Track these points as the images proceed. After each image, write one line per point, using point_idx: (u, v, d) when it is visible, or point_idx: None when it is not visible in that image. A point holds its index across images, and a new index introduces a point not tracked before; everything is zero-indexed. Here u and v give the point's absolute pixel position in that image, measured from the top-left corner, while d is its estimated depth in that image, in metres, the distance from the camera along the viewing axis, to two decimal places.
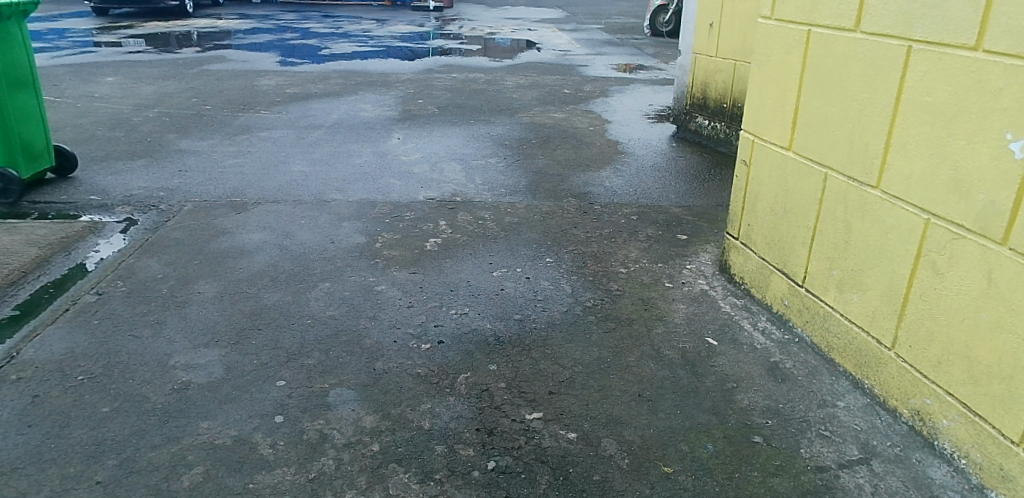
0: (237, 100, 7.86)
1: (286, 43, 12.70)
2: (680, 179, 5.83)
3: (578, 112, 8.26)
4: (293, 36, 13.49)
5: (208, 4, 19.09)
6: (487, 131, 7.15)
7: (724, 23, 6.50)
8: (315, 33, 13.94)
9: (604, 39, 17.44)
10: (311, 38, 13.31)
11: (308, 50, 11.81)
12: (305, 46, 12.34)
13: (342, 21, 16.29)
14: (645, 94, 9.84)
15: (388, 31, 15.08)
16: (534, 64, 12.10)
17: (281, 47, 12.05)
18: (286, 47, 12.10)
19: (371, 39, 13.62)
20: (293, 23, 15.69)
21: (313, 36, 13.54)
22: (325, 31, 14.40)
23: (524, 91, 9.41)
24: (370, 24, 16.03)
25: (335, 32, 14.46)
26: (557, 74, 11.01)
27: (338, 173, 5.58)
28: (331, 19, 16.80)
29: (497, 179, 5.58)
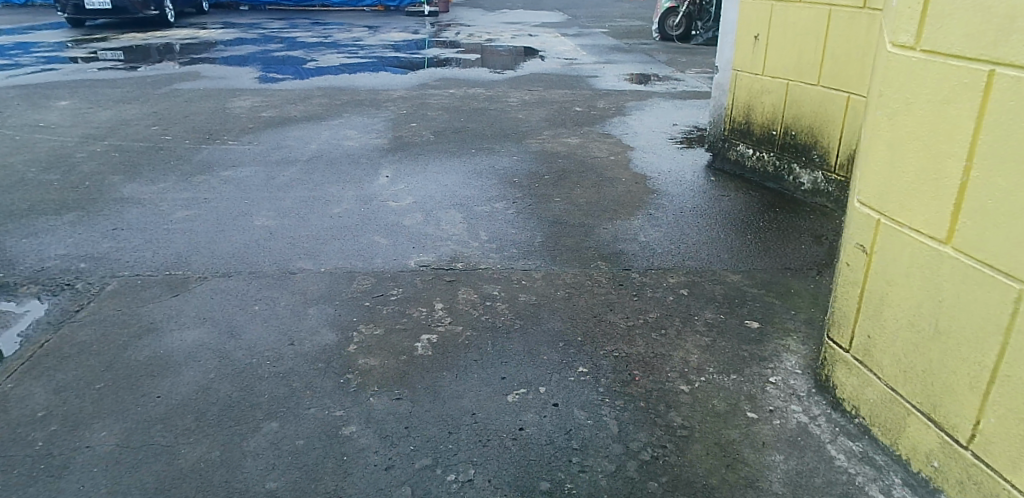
0: (203, 129, 6.85)
1: (270, 56, 11.69)
2: (728, 226, 4.79)
3: (594, 135, 7.21)
4: (278, 47, 12.47)
5: (191, 11, 18.12)
6: (491, 164, 6.12)
7: (774, 36, 5.43)
8: (302, 44, 12.95)
9: (611, 45, 16.38)
10: (298, 49, 12.29)
11: (291, 65, 10.77)
12: (289, 59, 11.33)
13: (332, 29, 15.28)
14: (666, 111, 8.77)
15: (380, 40, 14.08)
16: (539, 76, 11.03)
17: (264, 61, 11.03)
18: (268, 61, 11.08)
19: (362, 49, 12.60)
20: (280, 32, 14.70)
21: (300, 47, 12.53)
22: (313, 41, 13.41)
23: (531, 110, 8.37)
24: (362, 33, 15.00)
25: (323, 42, 13.46)
26: (565, 88, 9.94)
27: (310, 229, 4.55)
28: (320, 27, 15.82)
29: (505, 234, 4.55)
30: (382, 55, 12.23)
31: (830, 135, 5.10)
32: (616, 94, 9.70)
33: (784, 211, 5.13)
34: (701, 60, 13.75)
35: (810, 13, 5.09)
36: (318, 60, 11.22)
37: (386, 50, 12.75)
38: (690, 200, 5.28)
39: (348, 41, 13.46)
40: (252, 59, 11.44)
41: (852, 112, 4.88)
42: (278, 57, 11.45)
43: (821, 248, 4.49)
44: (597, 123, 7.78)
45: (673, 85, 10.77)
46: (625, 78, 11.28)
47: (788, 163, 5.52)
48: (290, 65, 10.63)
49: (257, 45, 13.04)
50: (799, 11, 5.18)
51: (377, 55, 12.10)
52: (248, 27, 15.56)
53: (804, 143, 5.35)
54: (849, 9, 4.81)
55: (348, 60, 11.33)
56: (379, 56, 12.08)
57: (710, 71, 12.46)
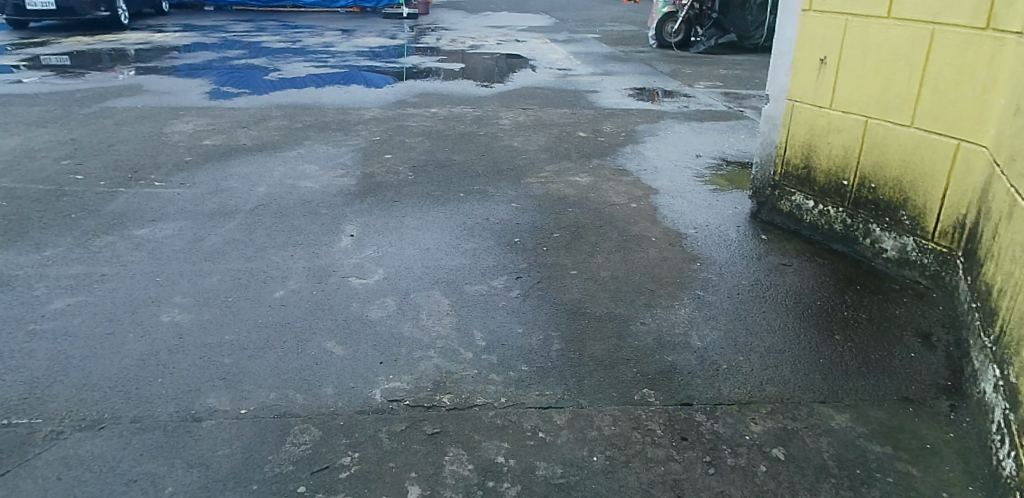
0: (128, 164, 5.58)
1: (230, 68, 10.42)
2: (802, 319, 3.61)
3: (606, 172, 6.00)
4: (239, 56, 11.24)
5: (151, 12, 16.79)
6: (484, 215, 4.89)
7: (849, 61, 4.28)
8: (266, 51, 11.74)
9: (607, 54, 15.14)
10: (263, 58, 11.00)
11: (252, 79, 9.50)
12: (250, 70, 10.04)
13: (303, 34, 13.97)
14: (683, 136, 7.56)
15: (354, 45, 12.85)
16: (533, 91, 9.79)
17: (221, 75, 9.77)
18: (226, 74, 9.81)
19: (333, 57, 11.37)
20: (245, 37, 13.43)
21: (266, 55, 11.24)
22: (279, 47, 12.19)
23: (528, 135, 7.16)
24: (336, 37, 13.70)
25: (290, 47, 12.24)
26: (564, 107, 8.71)
27: (237, 329, 3.29)
28: (290, 30, 14.56)
29: (507, 336, 3.32)
30: (357, 64, 10.95)
31: (927, 191, 3.94)
32: (622, 115, 8.49)
33: (864, 291, 3.98)
34: (708, 73, 12.53)
35: (903, 34, 3.93)
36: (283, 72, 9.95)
37: (361, 59, 11.47)
38: (743, 272, 4.10)
39: (320, 48, 12.17)
40: (209, 72, 10.17)
41: (960, 166, 3.72)
42: (239, 69, 10.17)
43: (936, 356, 3.32)
44: (606, 154, 6.57)
45: (684, 102, 9.55)
46: (629, 93, 10.05)
47: (864, 223, 4.37)
48: (250, 80, 9.36)
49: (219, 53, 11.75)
50: (886, 31, 4.03)
51: (351, 65, 10.82)
52: (212, 31, 14.24)
53: (888, 199, 4.20)
54: (961, 30, 3.61)
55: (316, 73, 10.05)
56: (352, 67, 10.82)
57: (720, 85, 11.26)
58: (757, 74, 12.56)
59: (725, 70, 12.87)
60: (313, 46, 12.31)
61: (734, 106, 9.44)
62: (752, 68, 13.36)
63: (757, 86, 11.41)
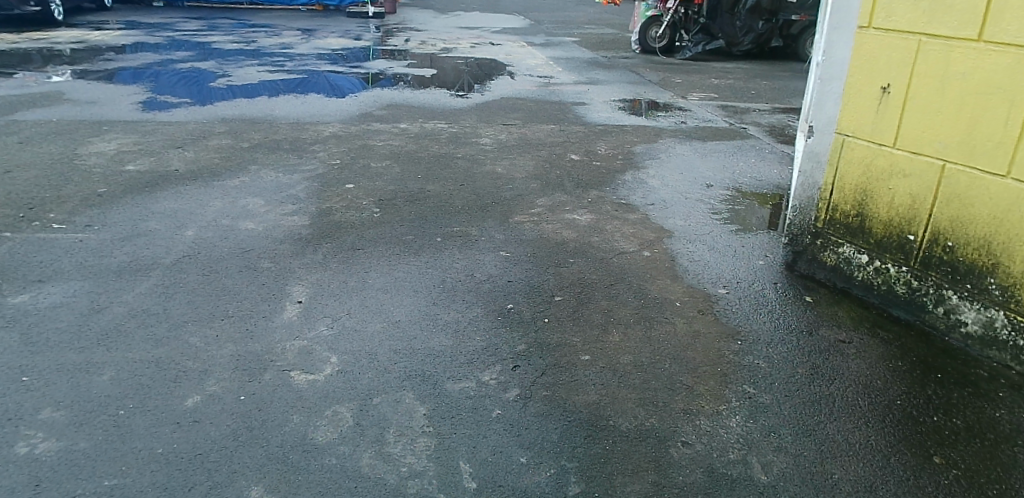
0: (26, 201, 4.61)
1: (175, 75, 9.39)
2: (887, 432, 2.74)
3: (606, 207, 5.14)
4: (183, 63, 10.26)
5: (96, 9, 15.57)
6: (466, 270, 3.99)
7: (922, 90, 3.51)
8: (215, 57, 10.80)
9: (589, 60, 14.27)
10: (214, 67, 10.01)
11: (197, 90, 8.50)
12: (197, 81, 9.06)
13: (261, 37, 12.91)
14: (687, 159, 6.72)
15: (315, 48, 11.88)
16: (514, 103, 8.89)
17: (165, 85, 8.77)
18: (169, 84, 8.80)
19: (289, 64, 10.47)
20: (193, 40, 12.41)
21: (217, 64, 10.24)
22: (230, 53, 11.24)
23: (512, 159, 6.30)
24: (298, 40, 12.65)
25: (243, 52, 11.30)
26: (549, 123, 7.83)
27: (122, 468, 2.34)
28: (246, 31, 13.51)
29: (505, 471, 2.42)
30: (317, 74, 9.99)
31: None
32: (614, 132, 7.63)
33: (948, 383, 3.12)
34: (698, 82, 11.72)
35: (997, 60, 3.16)
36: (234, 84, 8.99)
37: (322, 65, 10.48)
38: (796, 354, 3.25)
39: (278, 55, 11.18)
40: (151, 79, 9.14)
41: None
42: (185, 78, 9.18)
43: None
44: (604, 184, 5.71)
45: (680, 117, 8.71)
46: (619, 107, 9.19)
47: (935, 288, 3.58)
48: (194, 91, 8.36)
49: (165, 57, 10.70)
50: (974, 56, 3.26)
51: (310, 76, 9.86)
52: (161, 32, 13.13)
53: (969, 262, 3.42)
54: None
55: (271, 86, 9.09)
56: (313, 76, 9.84)
57: (715, 97, 10.44)
58: (750, 84, 11.77)
59: (716, 80, 12.07)
60: (270, 52, 11.31)
61: (734, 122, 8.62)
62: (744, 77, 12.57)
63: (753, 97, 10.68)
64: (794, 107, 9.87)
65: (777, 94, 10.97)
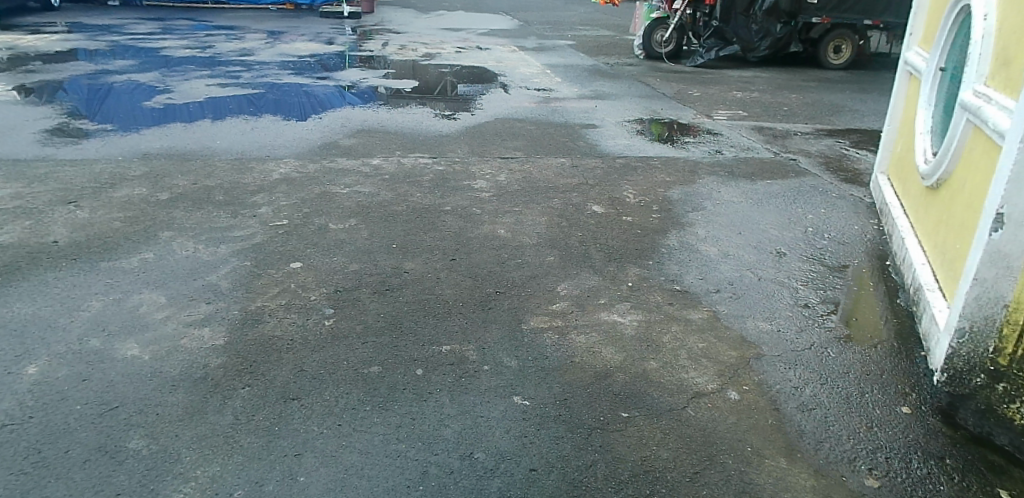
0: None
1: (106, 94, 7.92)
2: None
3: (654, 300, 3.65)
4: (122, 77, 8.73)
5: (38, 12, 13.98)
6: (461, 444, 2.49)
7: None
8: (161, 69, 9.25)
9: (591, 68, 12.78)
10: (158, 83, 8.54)
11: (125, 116, 7.00)
12: (131, 103, 7.60)
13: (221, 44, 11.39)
14: (739, 209, 5.25)
15: (282, 61, 10.39)
16: (511, 129, 7.42)
17: (89, 108, 7.30)
18: (94, 107, 7.29)
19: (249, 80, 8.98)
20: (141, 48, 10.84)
21: (163, 79, 8.76)
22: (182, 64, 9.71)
23: (516, 215, 4.85)
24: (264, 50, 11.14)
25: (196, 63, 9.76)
26: (557, 157, 6.35)
27: None
28: (206, 38, 11.97)
29: None
30: (278, 91, 8.53)
31: None
32: (637, 168, 6.14)
33: None
34: (719, 96, 10.22)
35: None
36: (174, 106, 7.51)
37: (288, 81, 9.05)
38: None
39: (237, 67, 9.71)
40: (76, 98, 7.65)
41: None
42: (118, 99, 7.72)
43: None
44: (643, 256, 4.23)
45: (711, 144, 7.24)
46: (636, 130, 7.69)
47: None
48: (122, 119, 6.87)
49: (103, 69, 9.19)
50: None
51: (270, 94, 8.36)
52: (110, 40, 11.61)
53: None
54: None
55: (219, 107, 7.60)
56: (273, 95, 8.37)
57: (743, 114, 8.94)
58: (777, 98, 10.28)
59: (738, 93, 10.58)
60: (228, 64, 9.84)
61: (777, 150, 7.14)
62: (767, 89, 11.08)
63: (786, 112, 9.25)
64: (838, 128, 8.39)
65: (812, 110, 9.48)
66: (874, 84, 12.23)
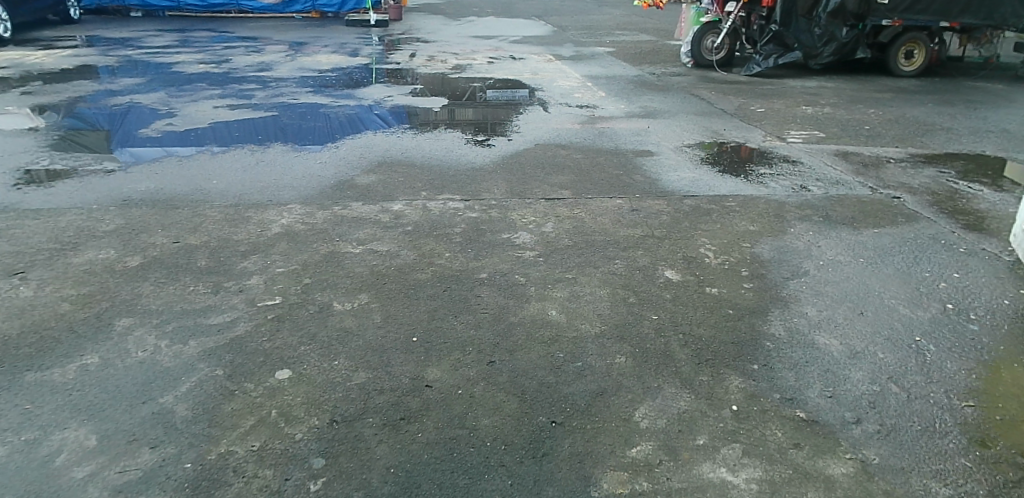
0: None
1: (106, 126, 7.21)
2: None
3: (772, 440, 2.63)
4: (126, 105, 8.04)
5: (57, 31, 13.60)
6: None
7: None
8: (170, 94, 8.55)
9: (637, 78, 11.68)
10: (164, 109, 7.81)
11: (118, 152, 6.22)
12: (129, 134, 6.85)
13: (239, 65, 10.69)
14: (850, 273, 4.14)
15: (301, 81, 9.60)
16: (554, 159, 6.39)
17: (82, 142, 6.58)
18: (86, 142, 6.56)
19: (262, 104, 8.17)
20: (155, 69, 10.19)
21: (170, 104, 8.03)
22: (194, 86, 9.00)
23: (568, 283, 3.83)
24: (283, 71, 10.38)
25: (208, 85, 9.03)
26: (612, 197, 5.30)
27: None
28: (223, 58, 11.30)
29: None
30: (293, 117, 7.69)
31: None
32: (710, 212, 5.06)
33: None
34: (786, 111, 9.03)
35: None
36: (174, 137, 6.73)
37: (305, 104, 8.22)
38: None
39: (251, 89, 8.94)
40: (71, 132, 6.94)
41: None
42: (117, 130, 7.00)
43: None
44: (742, 355, 3.18)
45: (792, 177, 6.11)
46: (699, 157, 6.60)
47: None
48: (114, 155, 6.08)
49: (110, 94, 8.53)
50: None
51: (283, 120, 7.52)
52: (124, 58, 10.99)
53: None
54: None
55: (223, 136, 6.77)
56: (287, 121, 7.52)
57: (820, 135, 7.77)
58: (854, 113, 9.04)
59: (808, 107, 9.40)
60: (243, 86, 9.09)
61: (873, 184, 5.98)
62: (839, 103, 9.83)
63: (870, 131, 8.04)
64: (936, 153, 7.14)
65: (899, 128, 8.23)
66: (959, 95, 10.85)
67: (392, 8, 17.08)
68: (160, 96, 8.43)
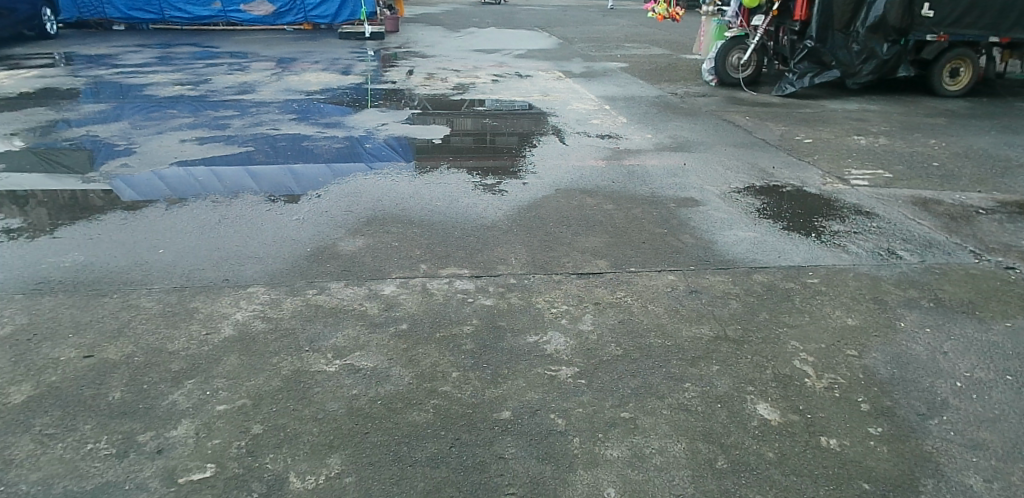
0: None
1: (53, 167, 6.25)
2: None
3: None
4: (80, 140, 6.99)
5: (26, 48, 12.56)
6: None
7: None
8: (134, 125, 7.49)
9: (659, 99, 10.59)
10: (123, 145, 6.76)
11: (54, 207, 5.16)
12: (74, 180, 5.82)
13: (218, 88, 9.64)
14: (1006, 405, 3.03)
15: (286, 109, 8.55)
16: (581, 212, 5.31)
17: (53, 173, 6.09)
18: (24, 190, 5.60)
19: (237, 141, 7.11)
20: (123, 93, 9.15)
21: (131, 140, 6.99)
22: (163, 116, 7.94)
23: (626, 432, 2.73)
24: (268, 94, 9.31)
25: (179, 115, 7.98)
26: (661, 272, 4.20)
27: None
28: (202, 79, 10.25)
29: None
30: (270, 157, 6.65)
31: None
32: (789, 296, 3.96)
33: None
34: (837, 142, 7.92)
35: None
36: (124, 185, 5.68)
37: (286, 140, 7.18)
38: None
39: (228, 119, 7.89)
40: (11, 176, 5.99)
41: None
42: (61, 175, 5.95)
43: None
44: None
45: (872, 237, 5.01)
46: (753, 210, 5.50)
47: None
48: (46, 209, 5.04)
49: (65, 125, 7.50)
50: None
51: (258, 162, 6.47)
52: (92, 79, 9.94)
53: None
54: None
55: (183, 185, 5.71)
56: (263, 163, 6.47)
57: (886, 174, 6.68)
58: (914, 144, 7.94)
59: (859, 136, 8.30)
60: (219, 115, 8.03)
61: (974, 246, 4.88)
62: (893, 130, 8.73)
63: (939, 168, 6.96)
64: None
65: (971, 164, 7.14)
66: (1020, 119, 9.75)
67: (388, 18, 16.26)
68: (121, 128, 7.39)
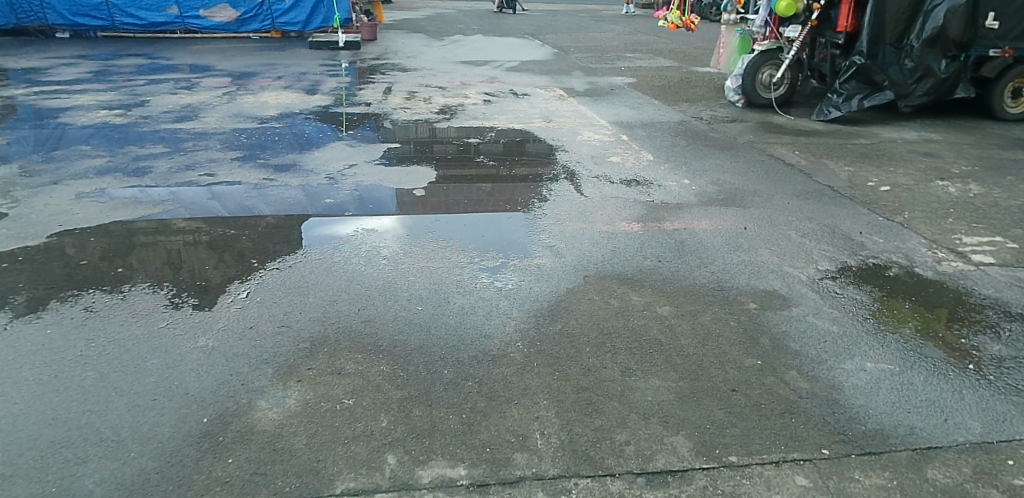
0: None
1: None
2: None
3: None
4: None
5: None
6: None
7: None
8: (26, 173, 5.81)
9: (683, 126, 8.97)
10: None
11: None
12: None
13: (153, 114, 7.93)
14: None
15: (231, 145, 6.87)
16: (626, 322, 3.66)
17: None
18: None
19: (157, 197, 5.43)
20: (32, 123, 7.43)
21: (10, 195, 5.32)
22: (70, 159, 6.25)
23: None
24: (212, 124, 7.62)
25: (91, 158, 6.29)
26: (781, 477, 2.58)
27: None
28: (138, 101, 8.53)
29: None
30: (190, 221, 4.99)
31: None
32: None
33: None
34: (920, 190, 6.31)
35: None
36: None
37: (220, 194, 5.52)
38: None
39: (152, 163, 6.21)
40: None
41: None
42: None
43: None
44: None
45: None
46: (864, 315, 3.89)
47: None
48: None
49: None
50: None
51: (174, 230, 4.80)
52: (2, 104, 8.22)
53: None
54: None
55: (51, 278, 4.03)
56: (181, 232, 4.81)
57: (1009, 244, 5.08)
58: (1015, 193, 6.34)
59: (942, 179, 6.70)
60: (143, 158, 6.35)
61: None
62: (978, 170, 7.13)
63: None
64: None
65: None
66: None
67: (364, 24, 14.60)
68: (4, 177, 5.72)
